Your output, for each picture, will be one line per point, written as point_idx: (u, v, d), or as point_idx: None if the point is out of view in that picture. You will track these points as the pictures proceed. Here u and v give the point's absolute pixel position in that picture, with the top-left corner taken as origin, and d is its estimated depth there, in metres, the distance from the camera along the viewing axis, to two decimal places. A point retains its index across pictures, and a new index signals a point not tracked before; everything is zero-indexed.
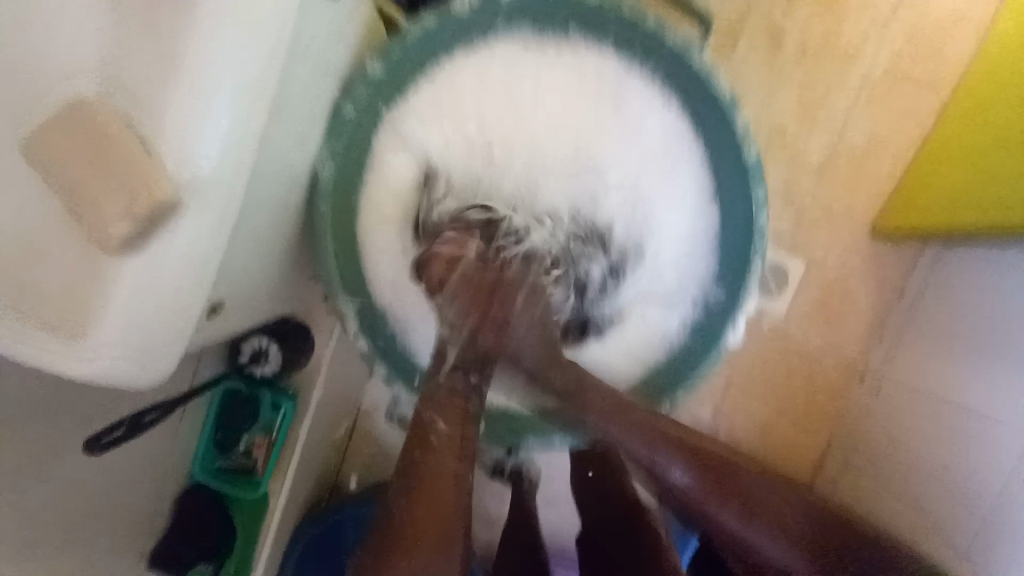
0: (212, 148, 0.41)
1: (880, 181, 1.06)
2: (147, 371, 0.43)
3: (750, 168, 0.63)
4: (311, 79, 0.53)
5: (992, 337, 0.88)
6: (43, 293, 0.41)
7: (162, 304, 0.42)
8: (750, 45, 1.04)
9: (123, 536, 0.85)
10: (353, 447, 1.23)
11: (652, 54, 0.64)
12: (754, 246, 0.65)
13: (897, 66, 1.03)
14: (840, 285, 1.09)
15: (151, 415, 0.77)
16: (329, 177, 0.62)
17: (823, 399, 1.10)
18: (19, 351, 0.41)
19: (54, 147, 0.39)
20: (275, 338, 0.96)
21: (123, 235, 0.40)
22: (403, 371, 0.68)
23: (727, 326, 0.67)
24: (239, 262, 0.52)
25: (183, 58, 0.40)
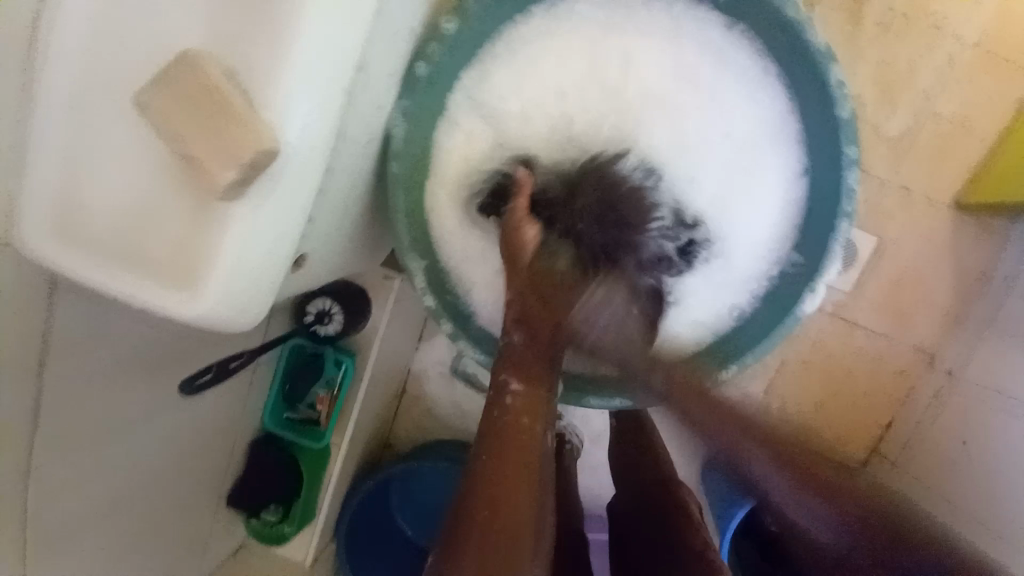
0: (309, 106, 0.43)
1: (964, 159, 1.02)
2: (245, 314, 0.47)
3: (841, 127, 0.58)
4: (392, 39, 0.53)
5: None
6: (158, 242, 0.45)
7: (261, 254, 0.46)
8: (829, 12, 1.00)
9: (205, 474, 0.94)
10: (403, 408, 1.29)
11: (743, 8, 0.60)
12: (841, 209, 0.60)
13: (993, 38, 0.98)
14: (914, 265, 1.06)
15: (237, 361, 0.86)
16: (401, 138, 0.61)
17: (886, 380, 1.09)
18: (138, 294, 0.45)
19: (161, 103, 0.42)
20: (337, 301, 1.01)
21: (229, 180, 0.41)
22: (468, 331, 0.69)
23: (806, 294, 0.62)
24: (323, 219, 0.54)
25: (283, 15, 0.41)
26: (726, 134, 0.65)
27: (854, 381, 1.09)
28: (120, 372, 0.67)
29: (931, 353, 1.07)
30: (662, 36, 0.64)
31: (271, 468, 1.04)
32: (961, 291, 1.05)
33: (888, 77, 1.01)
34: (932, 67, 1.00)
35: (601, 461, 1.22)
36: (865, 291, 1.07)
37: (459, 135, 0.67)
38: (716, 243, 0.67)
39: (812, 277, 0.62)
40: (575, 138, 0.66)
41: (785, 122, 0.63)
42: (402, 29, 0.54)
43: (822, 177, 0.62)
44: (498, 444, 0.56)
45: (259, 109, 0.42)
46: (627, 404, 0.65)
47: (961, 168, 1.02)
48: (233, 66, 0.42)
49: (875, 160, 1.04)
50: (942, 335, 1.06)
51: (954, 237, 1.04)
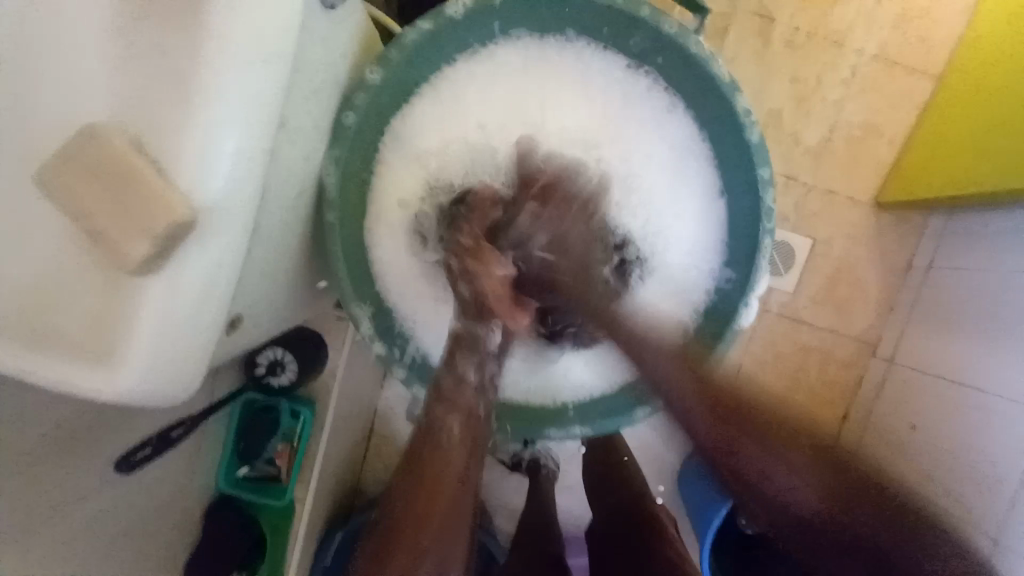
0: (225, 171, 0.42)
1: (875, 162, 1.11)
2: (176, 386, 0.45)
3: (753, 150, 0.62)
4: (310, 94, 0.52)
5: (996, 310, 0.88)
6: (70, 320, 0.43)
7: (188, 321, 0.43)
8: (739, 38, 1.08)
9: (156, 550, 0.87)
10: (372, 450, 1.25)
11: (655, 44, 0.63)
12: (763, 225, 0.64)
13: (885, 53, 1.08)
14: (845, 262, 1.13)
15: (179, 429, 0.81)
16: (334, 187, 0.62)
17: (835, 372, 1.15)
18: (46, 378, 0.42)
19: (64, 178, 0.40)
20: (290, 349, 0.97)
21: (143, 255, 0.40)
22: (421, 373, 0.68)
23: (740, 310, 0.66)
24: (256, 276, 0.53)
25: (194, 85, 0.41)
26: (652, 161, 0.68)
27: (806, 376, 1.15)
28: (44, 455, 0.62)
29: (872, 343, 1.14)
30: (582, 73, 0.67)
31: (231, 534, 0.96)
32: (891, 280, 1.13)
33: (802, 91, 1.09)
34: (839, 79, 1.09)
35: (578, 480, 1.21)
36: (806, 288, 1.14)
37: (396, 177, 0.68)
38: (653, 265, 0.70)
39: (744, 292, 0.66)
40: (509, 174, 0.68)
41: (704, 148, 0.67)
42: (321, 76, 0.54)
43: (742, 197, 0.66)
44: (427, 466, 0.58)
45: (173, 178, 0.41)
46: (589, 433, 0.69)
47: (874, 170, 1.11)
48: (144, 136, 0.41)
49: (799, 166, 1.11)
50: (878, 324, 1.13)
51: (877, 233, 1.12)
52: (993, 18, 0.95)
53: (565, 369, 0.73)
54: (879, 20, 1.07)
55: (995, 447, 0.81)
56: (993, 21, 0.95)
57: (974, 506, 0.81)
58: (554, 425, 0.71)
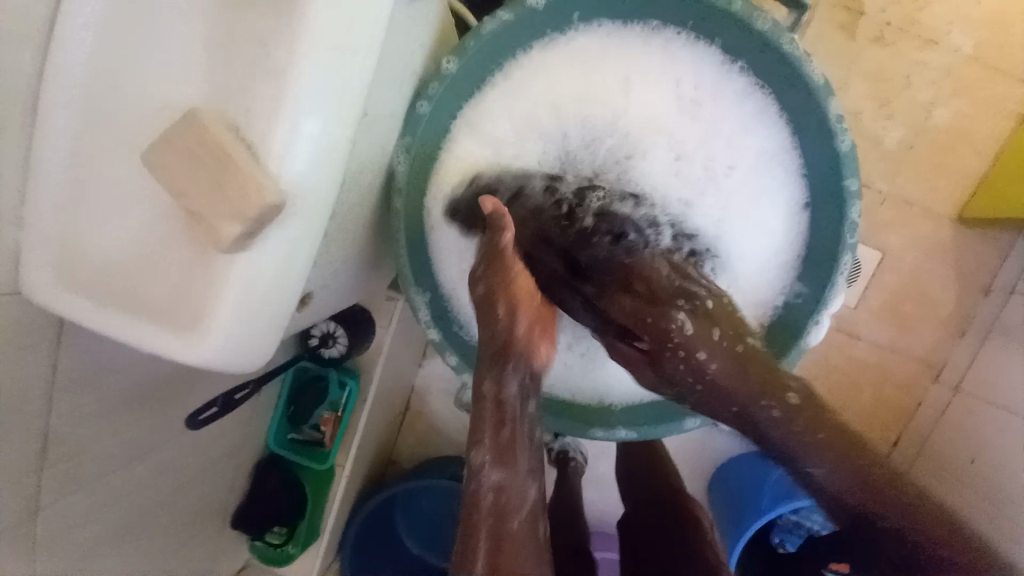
0: (306, 155, 0.43)
1: (965, 173, 1.02)
2: (250, 357, 0.48)
3: (841, 159, 0.59)
4: (391, 82, 0.53)
5: None
6: (164, 287, 0.46)
7: (265, 297, 0.46)
8: (825, 30, 1.01)
9: (210, 499, 0.94)
10: (408, 425, 1.29)
11: (743, 43, 0.60)
12: (845, 240, 0.60)
13: (989, 53, 0.98)
14: (918, 279, 1.05)
15: (242, 393, 0.83)
16: (404, 174, 0.62)
17: (893, 394, 1.08)
18: (145, 340, 0.46)
19: (166, 154, 0.42)
20: (342, 323, 1.00)
21: (235, 235, 0.42)
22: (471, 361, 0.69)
23: (810, 327, 0.63)
24: (326, 258, 0.54)
25: (284, 71, 0.42)
26: (730, 164, 0.66)
27: (861, 394, 1.09)
28: (120, 410, 0.67)
29: (939, 367, 1.06)
30: (661, 68, 0.64)
31: (277, 487, 1.03)
32: (964, 302, 1.04)
33: (887, 92, 1.01)
34: (929, 80, 1.00)
35: (607, 475, 1.22)
36: (868, 304, 1.07)
37: (458, 163, 0.66)
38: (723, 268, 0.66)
39: (817, 308, 0.63)
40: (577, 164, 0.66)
41: (785, 153, 0.64)
42: (402, 66, 0.55)
43: (823, 210, 0.62)
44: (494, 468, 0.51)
45: (262, 159, 0.42)
46: (634, 436, 0.68)
47: (963, 183, 1.02)
48: (235, 120, 0.43)
49: (874, 174, 1.04)
50: (947, 349, 1.06)
51: (958, 251, 1.04)
52: None
53: (616, 370, 0.72)
54: (987, 17, 0.97)
55: None
56: None
57: None
58: (599, 426, 0.70)
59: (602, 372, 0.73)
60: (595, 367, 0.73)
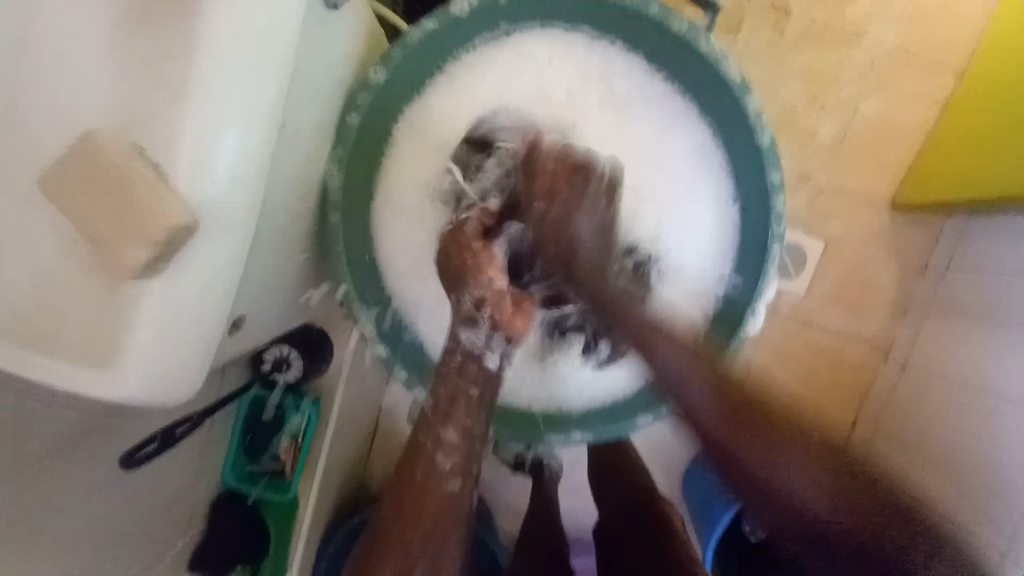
0: (218, 169, 0.41)
1: (893, 162, 1.08)
2: (176, 387, 0.44)
3: (763, 152, 0.62)
4: (315, 95, 0.53)
5: (1009, 320, 0.87)
6: (71, 322, 0.43)
7: (188, 323, 0.43)
8: (754, 33, 1.06)
9: (162, 544, 0.88)
10: (377, 446, 1.25)
11: (662, 46, 0.63)
12: (771, 230, 0.64)
13: (904, 49, 1.05)
14: (860, 265, 1.11)
15: (183, 426, 0.80)
16: (338, 187, 0.62)
17: (848, 376, 1.13)
18: (49, 380, 0.42)
19: (65, 182, 0.40)
20: (296, 346, 0.98)
21: (142, 260, 0.40)
22: (424, 374, 0.67)
23: (748, 315, 0.66)
24: (257, 278, 0.52)
25: (191, 86, 0.40)
26: (661, 164, 0.67)
27: (817, 378, 1.13)
28: (66, 452, 0.65)
29: (886, 347, 1.12)
30: (587, 70, 0.65)
31: (238, 525, 0.98)
32: (904, 283, 1.10)
33: (815, 89, 1.07)
34: (855, 75, 1.06)
35: (583, 480, 1.21)
36: (817, 290, 1.12)
37: (393, 174, 0.66)
38: (661, 270, 0.67)
39: (751, 296, 0.66)
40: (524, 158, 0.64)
41: (714, 149, 0.65)
42: (326, 77, 0.54)
43: (752, 202, 0.65)
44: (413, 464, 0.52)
45: (170, 178, 0.40)
46: (588, 438, 0.70)
47: (892, 170, 1.09)
48: (139, 139, 0.41)
49: (813, 165, 1.09)
50: (893, 328, 1.11)
51: (893, 235, 1.10)
52: (1016, 16, 0.92)
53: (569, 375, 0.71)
54: (898, 16, 1.04)
55: (1011, 457, 0.80)
56: (1016, 20, 0.92)
57: (987, 523, 0.78)
58: (554, 429, 0.71)
59: (554, 379, 0.71)
60: (549, 376, 0.71)
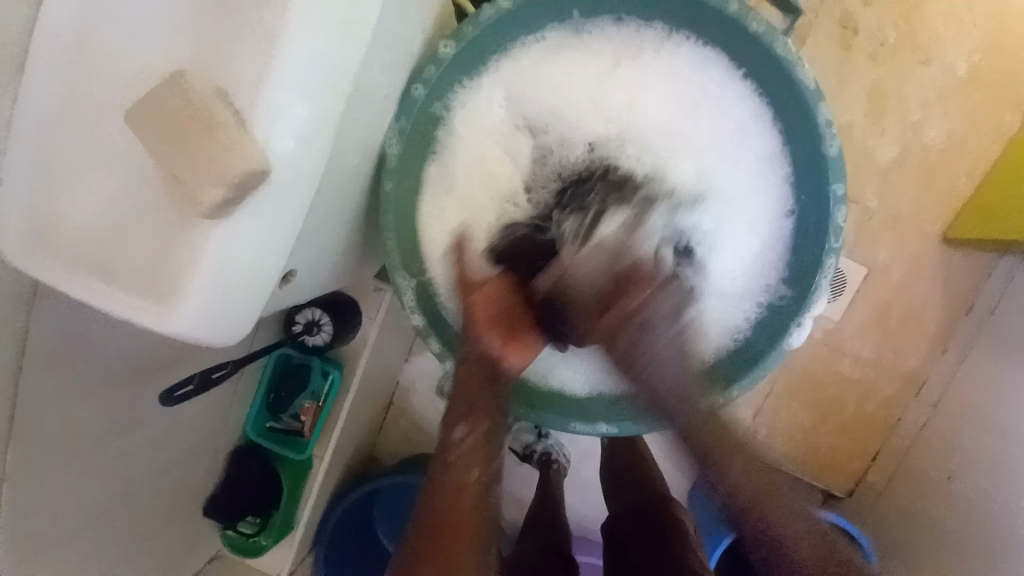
0: (296, 124, 0.43)
1: (952, 192, 1.04)
2: (230, 330, 0.46)
3: (828, 163, 0.60)
4: (387, 61, 0.54)
5: None
6: (140, 255, 0.45)
7: (248, 269, 0.45)
8: (822, 45, 1.02)
9: (183, 485, 0.92)
10: (390, 419, 1.28)
11: (737, 45, 0.61)
12: (827, 243, 0.62)
13: (980, 76, 1.01)
14: (902, 296, 1.07)
15: (221, 372, 0.81)
16: (395, 157, 0.62)
17: (876, 407, 1.10)
18: (120, 311, 0.45)
19: (147, 119, 0.42)
20: (328, 311, 1.00)
21: (215, 201, 0.41)
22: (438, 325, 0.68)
23: (791, 327, 0.64)
24: (309, 234, 0.53)
25: (274, 37, 0.41)
26: (732, 165, 0.65)
27: (842, 407, 1.10)
28: (109, 386, 0.67)
29: (921, 382, 1.08)
30: (656, 64, 0.64)
31: (254, 476, 1.02)
32: (949, 321, 1.06)
33: (879, 110, 1.03)
34: (922, 99, 1.02)
35: (589, 479, 1.21)
36: (855, 317, 1.08)
37: (455, 150, 0.67)
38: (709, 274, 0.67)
39: (799, 311, 0.64)
40: (585, 123, 0.67)
41: (780, 157, 0.64)
42: (399, 45, 0.55)
43: (810, 212, 0.63)
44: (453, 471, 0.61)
45: (248, 125, 0.42)
46: (613, 430, 0.67)
47: (950, 202, 1.04)
48: (223, 86, 0.42)
49: (865, 190, 1.05)
50: (930, 365, 1.07)
51: (943, 268, 1.06)
52: None
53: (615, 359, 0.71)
54: (977, 41, 0.99)
55: None
56: None
57: None
58: (578, 418, 0.69)
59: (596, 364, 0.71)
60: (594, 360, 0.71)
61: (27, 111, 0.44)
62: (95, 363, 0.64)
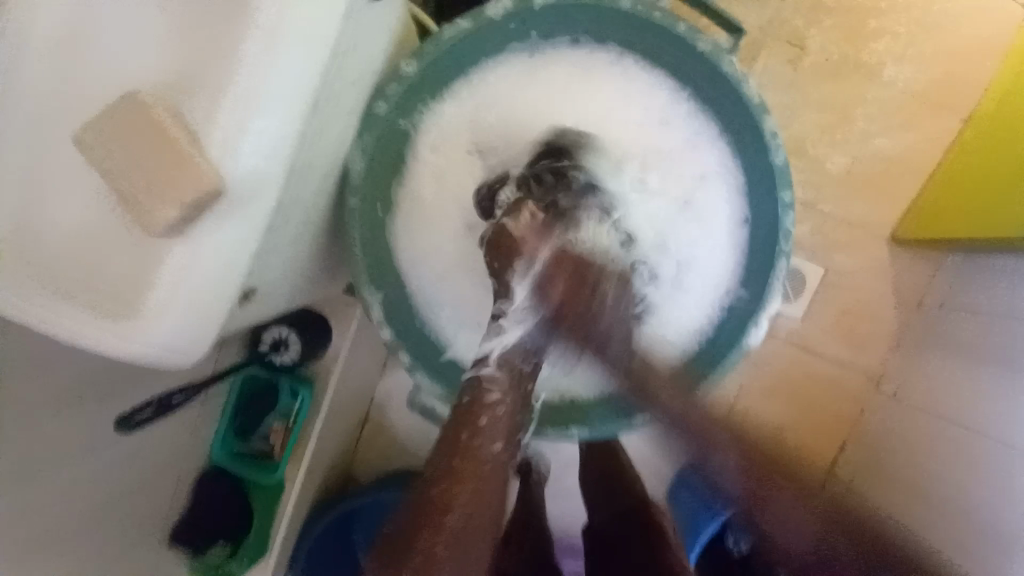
0: (252, 141, 0.42)
1: (898, 196, 1.10)
2: (189, 350, 0.45)
3: (776, 171, 0.64)
4: (349, 78, 0.54)
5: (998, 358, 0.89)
6: (96, 277, 0.44)
7: (208, 288, 0.44)
8: (772, 60, 1.08)
9: (145, 516, 0.88)
10: (366, 437, 1.26)
11: (688, 62, 0.64)
12: (779, 247, 0.65)
13: (916, 88, 1.08)
14: (859, 296, 1.12)
15: (181, 396, 0.80)
16: (360, 171, 0.63)
17: (840, 403, 1.14)
18: (71, 335, 0.43)
19: (101, 140, 0.41)
20: (295, 327, 0.99)
21: (173, 220, 0.41)
22: (405, 339, 0.68)
23: (749, 329, 0.67)
24: (273, 251, 0.53)
25: (234, 59, 0.42)
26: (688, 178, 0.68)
27: (809, 404, 1.15)
28: (62, 407, 0.65)
29: (880, 377, 1.13)
30: (611, 80, 0.67)
31: (221, 503, 0.98)
32: (903, 318, 1.12)
33: (828, 120, 1.09)
34: (868, 110, 1.09)
35: (571, 487, 1.21)
36: (815, 317, 1.13)
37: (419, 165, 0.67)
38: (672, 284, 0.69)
39: (756, 312, 0.67)
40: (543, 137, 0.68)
41: (733, 169, 0.67)
42: (361, 63, 0.56)
43: (763, 219, 0.66)
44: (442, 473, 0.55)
45: (205, 144, 0.41)
46: (584, 435, 0.70)
47: (897, 205, 1.11)
48: (180, 106, 0.42)
49: (819, 196, 1.11)
50: (887, 360, 1.13)
51: (894, 267, 1.12)
52: None
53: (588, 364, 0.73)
54: (911, 55, 1.07)
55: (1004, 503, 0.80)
56: None
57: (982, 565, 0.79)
58: (551, 424, 0.72)
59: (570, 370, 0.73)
60: None
61: None
62: (47, 382, 0.62)
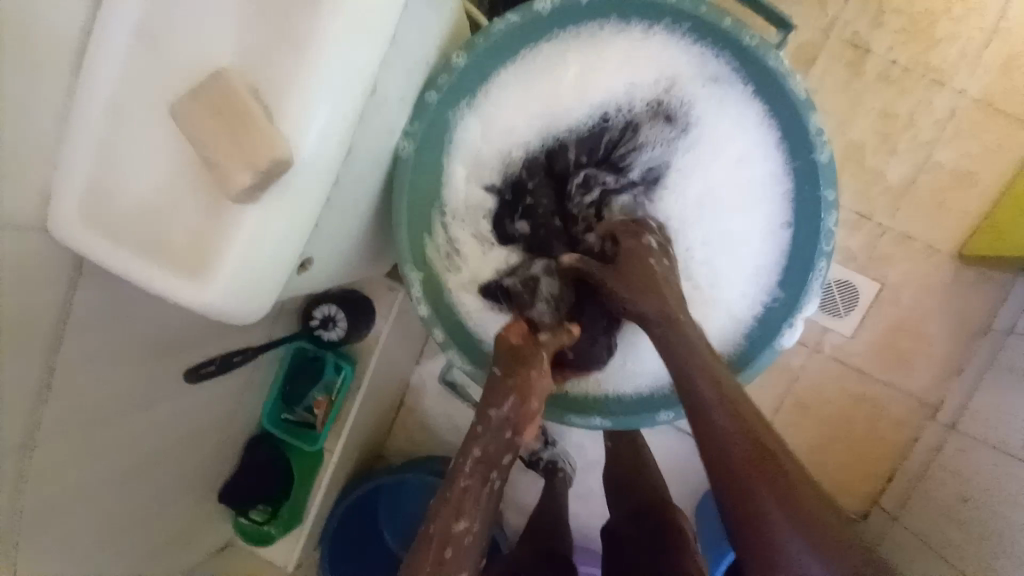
0: (320, 121, 0.47)
1: (964, 210, 1.04)
2: (251, 305, 0.51)
3: (821, 169, 0.63)
4: (404, 69, 0.58)
5: None
6: (177, 238, 0.50)
7: (271, 248, 0.50)
8: (830, 63, 1.04)
9: (198, 468, 0.97)
10: (399, 421, 1.31)
11: (734, 55, 0.65)
12: (820, 247, 0.65)
13: (991, 96, 1.01)
14: (915, 315, 1.06)
15: (241, 356, 0.87)
16: (408, 156, 0.67)
17: (886, 426, 1.09)
18: (159, 287, 0.50)
19: (189, 115, 0.47)
20: (342, 307, 1.03)
21: (246, 185, 0.46)
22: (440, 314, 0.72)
23: (784, 328, 0.68)
24: (328, 226, 0.59)
25: (303, 45, 0.46)
26: (720, 174, 0.70)
27: (852, 424, 1.09)
28: (139, 359, 0.73)
29: (935, 404, 1.06)
30: (650, 58, 0.68)
31: (267, 464, 1.06)
32: (962, 341, 1.05)
33: (889, 128, 1.04)
34: (935, 117, 1.03)
35: (594, 488, 1.21)
36: (865, 333, 1.08)
37: (460, 228, 0.75)
38: (712, 282, 0.72)
39: (791, 311, 0.68)
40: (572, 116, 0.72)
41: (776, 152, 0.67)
42: (414, 57, 0.60)
43: (805, 221, 0.67)
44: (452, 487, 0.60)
45: (278, 120, 0.47)
46: (608, 424, 0.71)
47: (963, 220, 1.04)
48: (258, 89, 0.47)
49: (875, 207, 1.06)
50: (943, 386, 1.06)
51: (955, 286, 1.05)
52: None
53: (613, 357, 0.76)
54: (987, 61, 1.00)
55: None
56: None
57: None
58: (575, 412, 0.73)
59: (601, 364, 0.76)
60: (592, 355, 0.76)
61: (86, 105, 0.51)
62: (132, 335, 0.70)
